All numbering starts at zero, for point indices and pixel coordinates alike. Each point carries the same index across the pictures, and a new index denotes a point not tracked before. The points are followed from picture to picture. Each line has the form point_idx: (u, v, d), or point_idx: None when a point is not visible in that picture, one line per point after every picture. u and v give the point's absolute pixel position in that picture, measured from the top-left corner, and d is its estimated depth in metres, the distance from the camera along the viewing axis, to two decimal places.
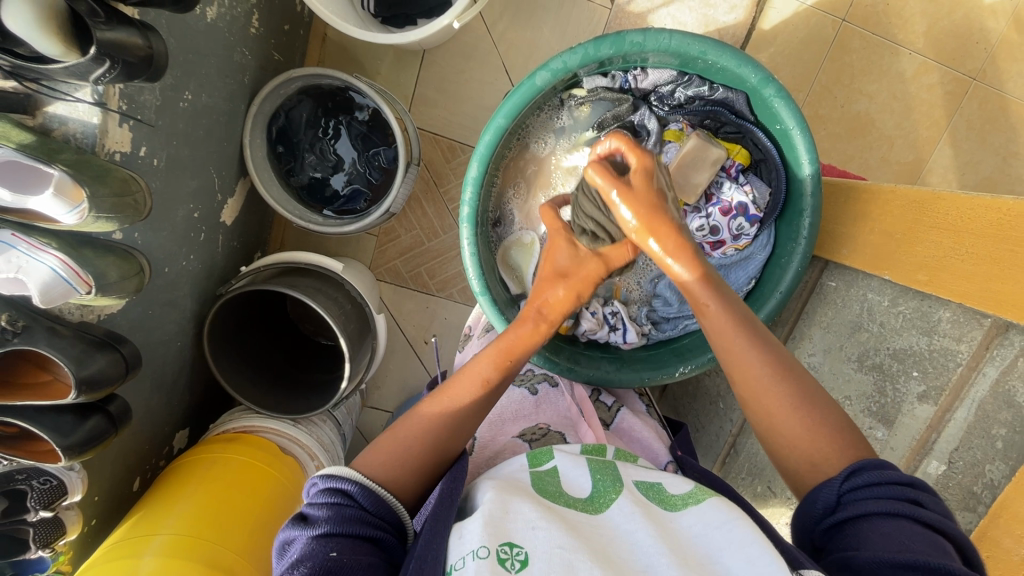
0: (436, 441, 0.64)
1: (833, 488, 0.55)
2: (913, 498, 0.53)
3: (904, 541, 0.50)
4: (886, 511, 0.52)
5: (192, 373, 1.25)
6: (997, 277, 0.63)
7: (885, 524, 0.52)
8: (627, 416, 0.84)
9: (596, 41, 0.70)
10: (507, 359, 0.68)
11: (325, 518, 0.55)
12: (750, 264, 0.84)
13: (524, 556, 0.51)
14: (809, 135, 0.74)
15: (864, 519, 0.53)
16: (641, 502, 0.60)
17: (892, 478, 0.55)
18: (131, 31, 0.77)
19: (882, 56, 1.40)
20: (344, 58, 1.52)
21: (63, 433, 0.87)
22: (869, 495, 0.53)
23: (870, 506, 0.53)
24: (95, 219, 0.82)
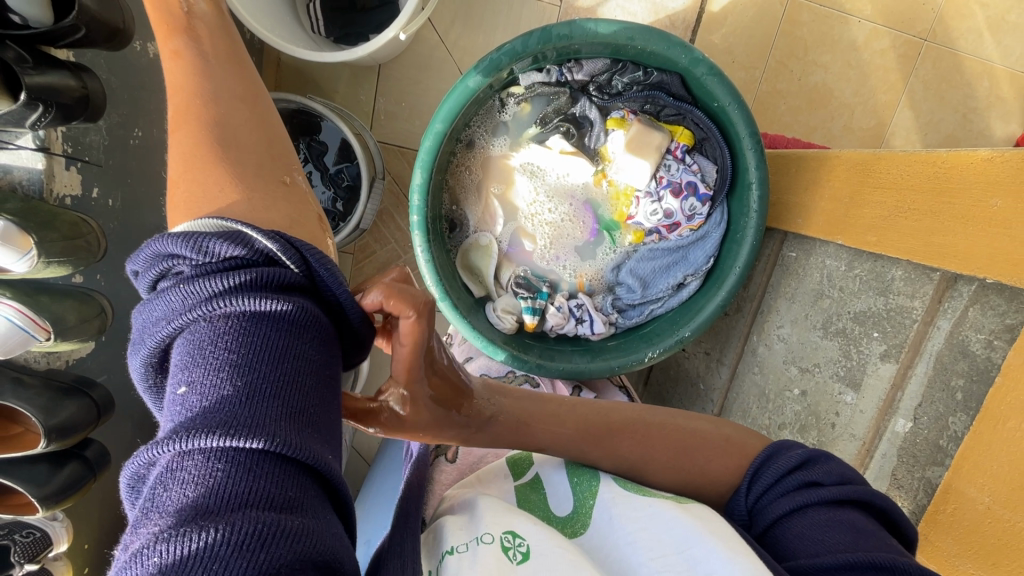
0: (219, 128, 0.53)
1: (742, 501, 0.57)
2: (806, 482, 0.54)
3: (817, 537, 0.49)
4: (788, 510, 0.52)
5: None
6: (937, 231, 0.63)
7: (796, 522, 0.52)
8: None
9: (522, 37, 0.70)
10: (220, 55, 0.59)
11: (204, 354, 0.37)
12: (707, 243, 0.84)
13: (526, 547, 0.50)
14: (745, 109, 0.74)
15: (779, 524, 0.53)
16: (617, 500, 0.57)
17: (780, 471, 0.56)
18: (65, 74, 0.77)
19: (833, 26, 1.41)
20: (301, 80, 1.53)
21: (39, 484, 0.86)
22: (774, 498, 0.55)
23: (777, 508, 0.53)
24: (46, 265, 0.82)
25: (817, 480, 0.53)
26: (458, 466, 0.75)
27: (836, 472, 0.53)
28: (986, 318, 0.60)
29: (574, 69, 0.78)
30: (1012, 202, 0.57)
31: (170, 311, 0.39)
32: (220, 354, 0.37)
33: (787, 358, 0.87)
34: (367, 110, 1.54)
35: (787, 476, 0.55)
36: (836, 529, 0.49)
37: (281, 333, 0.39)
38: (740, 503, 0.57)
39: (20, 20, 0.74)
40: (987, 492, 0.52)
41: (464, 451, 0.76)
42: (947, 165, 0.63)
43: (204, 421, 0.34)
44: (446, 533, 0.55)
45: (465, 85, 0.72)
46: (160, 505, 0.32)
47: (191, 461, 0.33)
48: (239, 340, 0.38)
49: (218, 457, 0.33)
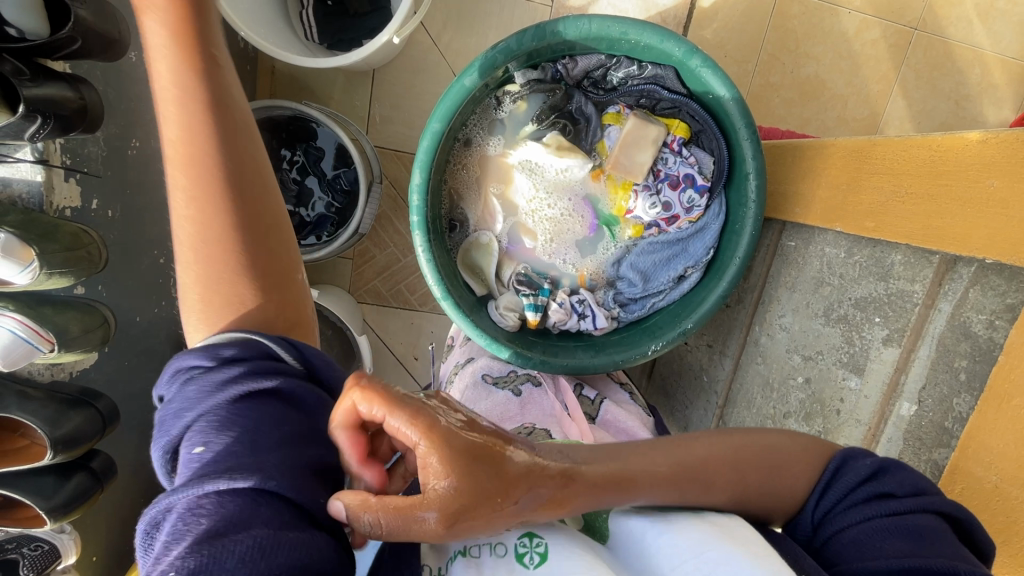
0: (243, 213, 0.51)
1: (806, 514, 0.49)
2: (879, 492, 0.47)
3: (880, 546, 0.44)
4: (857, 522, 0.46)
5: None
6: (935, 214, 0.64)
7: (858, 535, 0.45)
8: (611, 407, 0.85)
9: (517, 35, 0.71)
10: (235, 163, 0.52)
11: (211, 415, 0.41)
12: (706, 235, 0.85)
13: (543, 547, 0.49)
14: (741, 100, 0.74)
15: (842, 535, 0.47)
16: None
17: (851, 483, 0.48)
18: (62, 85, 0.77)
19: (824, 18, 1.42)
20: (295, 87, 1.53)
21: (46, 496, 0.86)
22: (844, 510, 0.47)
23: (839, 521, 0.47)
24: (48, 277, 0.82)
25: (890, 491, 0.46)
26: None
27: (911, 483, 0.47)
28: (987, 299, 0.60)
29: (569, 65, 0.79)
30: (1008, 181, 0.57)
31: (179, 394, 0.43)
32: (220, 411, 0.42)
33: (789, 346, 0.87)
34: (363, 115, 1.54)
35: (858, 487, 0.48)
36: (898, 539, 0.43)
37: (281, 400, 0.44)
38: (801, 515, 0.50)
39: (16, 32, 0.72)
40: (994, 470, 0.53)
41: None
42: (943, 148, 0.63)
43: (212, 469, 0.39)
44: (449, 534, 0.53)
45: (460, 84, 0.73)
46: (176, 541, 0.36)
47: (202, 505, 0.37)
48: (239, 401, 0.42)
49: (224, 499, 0.38)
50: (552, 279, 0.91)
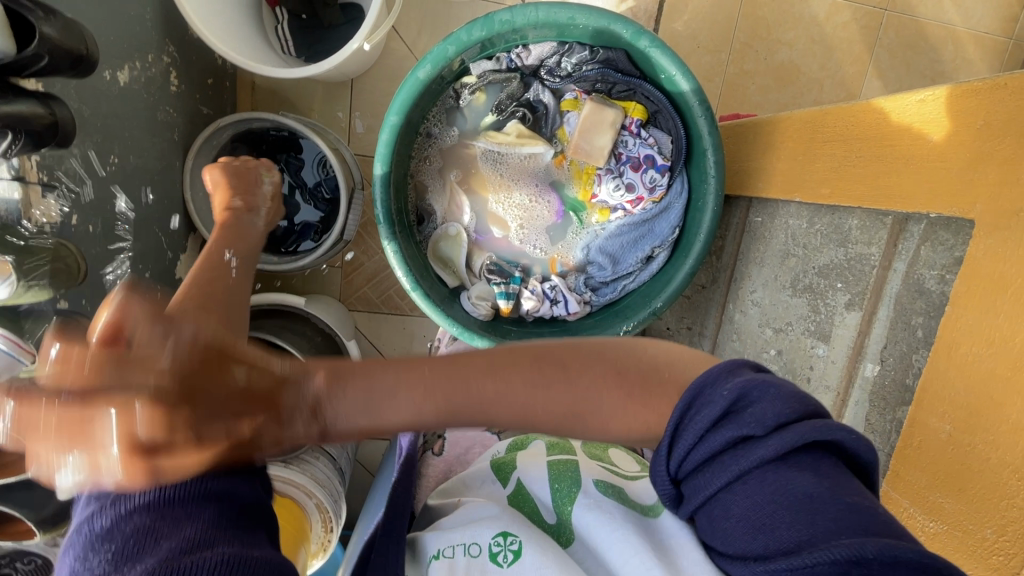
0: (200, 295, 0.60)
1: (665, 468, 0.44)
2: (738, 438, 0.41)
3: (768, 520, 0.39)
4: (724, 483, 0.42)
5: None
6: (883, 174, 0.65)
7: (736, 498, 0.41)
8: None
9: (466, 26, 0.72)
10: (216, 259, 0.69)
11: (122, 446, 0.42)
12: (670, 214, 0.86)
13: (517, 545, 0.52)
14: (691, 77, 0.76)
15: (714, 498, 0.42)
16: (601, 502, 0.57)
17: (705, 425, 0.42)
18: (33, 102, 0.79)
19: (793, 4, 1.44)
20: (275, 100, 1.56)
21: (35, 508, 0.87)
22: (706, 467, 0.42)
23: (711, 481, 0.42)
24: (27, 289, 0.83)
25: (750, 433, 0.41)
26: (445, 458, 0.77)
27: (771, 417, 0.41)
28: (937, 254, 0.60)
29: (523, 55, 0.81)
30: (944, 135, 0.58)
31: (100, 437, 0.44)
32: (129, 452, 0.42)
33: (761, 321, 0.88)
34: (343, 124, 1.58)
35: (713, 430, 0.42)
36: (784, 507, 0.39)
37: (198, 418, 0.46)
38: (662, 468, 0.45)
39: None
40: (947, 420, 0.53)
41: (450, 443, 0.79)
42: (886, 110, 0.64)
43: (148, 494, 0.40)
44: (425, 540, 0.57)
45: (415, 77, 0.75)
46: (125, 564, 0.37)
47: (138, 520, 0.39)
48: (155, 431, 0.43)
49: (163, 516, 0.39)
50: (512, 266, 0.92)
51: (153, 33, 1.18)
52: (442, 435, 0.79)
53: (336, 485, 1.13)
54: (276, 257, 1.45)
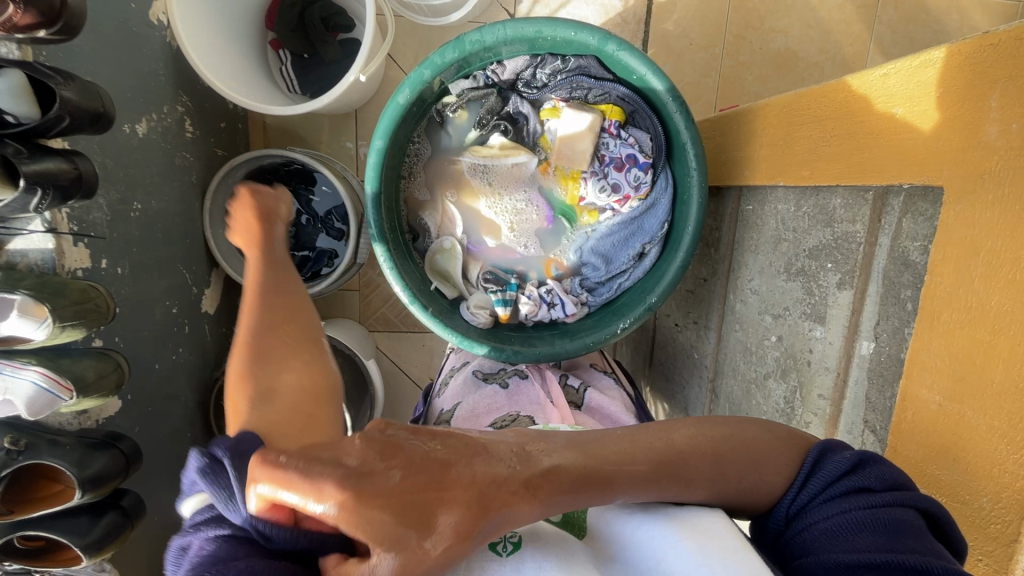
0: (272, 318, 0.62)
1: (789, 500, 0.50)
2: (852, 487, 0.47)
3: (850, 539, 0.45)
4: (827, 514, 0.47)
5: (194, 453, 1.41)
6: (856, 148, 0.65)
7: (829, 523, 0.47)
8: (596, 394, 0.86)
9: (439, 50, 0.76)
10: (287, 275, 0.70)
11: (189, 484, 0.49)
12: (658, 210, 0.87)
13: (517, 538, 0.49)
14: (662, 75, 0.78)
15: (811, 528, 0.48)
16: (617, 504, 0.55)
17: (830, 478, 0.49)
18: (59, 159, 0.86)
19: None
20: (287, 137, 1.69)
21: (80, 534, 0.96)
22: (830, 504, 0.48)
23: (824, 510, 0.48)
24: (62, 329, 0.89)
25: (868, 487, 0.47)
26: None
27: (888, 478, 0.47)
28: (919, 226, 0.60)
29: (498, 70, 0.83)
30: (906, 105, 0.58)
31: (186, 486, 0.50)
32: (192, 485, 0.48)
33: (761, 308, 0.88)
34: (351, 153, 1.70)
35: (836, 482, 0.49)
36: (868, 530, 0.44)
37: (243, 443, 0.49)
38: (776, 506, 0.51)
39: (13, 119, 0.83)
40: (937, 391, 0.52)
41: None
42: (855, 87, 0.65)
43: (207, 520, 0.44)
44: None
45: (395, 102, 0.79)
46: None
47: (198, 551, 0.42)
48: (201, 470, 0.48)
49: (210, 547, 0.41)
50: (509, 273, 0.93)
51: (167, 86, 1.28)
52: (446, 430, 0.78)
53: None
54: None
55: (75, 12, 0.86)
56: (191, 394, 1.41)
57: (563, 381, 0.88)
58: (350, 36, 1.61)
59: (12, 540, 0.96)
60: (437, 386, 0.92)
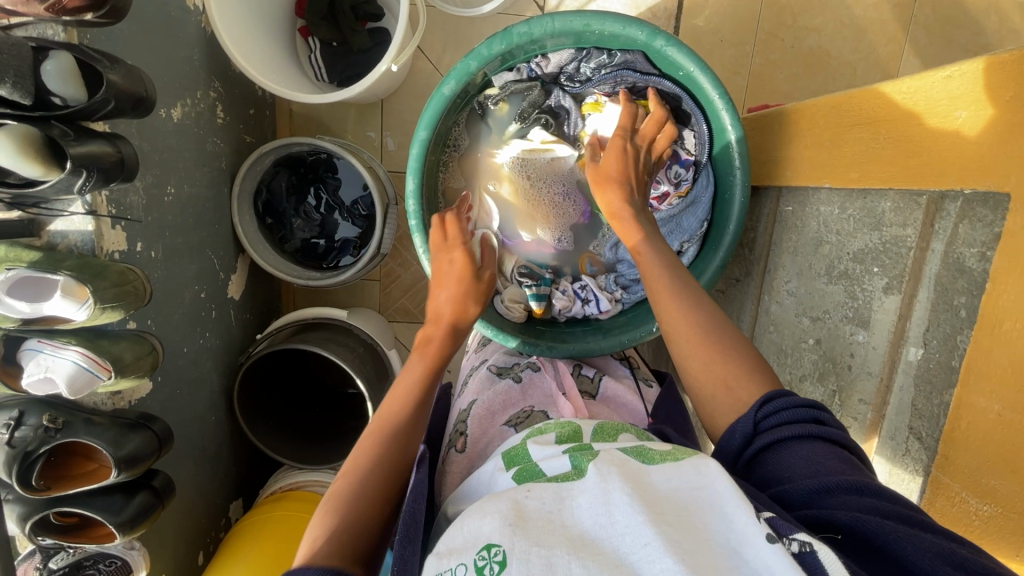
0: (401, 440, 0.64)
1: (749, 418, 0.61)
2: (814, 418, 0.60)
3: (820, 463, 0.56)
4: (797, 435, 0.59)
5: (217, 437, 1.42)
6: (913, 151, 0.64)
7: (802, 451, 0.58)
8: (610, 382, 0.86)
9: (486, 41, 0.76)
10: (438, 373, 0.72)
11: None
12: (698, 208, 0.87)
13: (502, 556, 0.48)
14: (711, 72, 0.77)
15: (780, 446, 0.59)
16: (617, 461, 0.56)
17: (794, 404, 0.61)
18: (102, 142, 0.87)
19: None
20: (314, 127, 1.71)
21: (114, 512, 0.98)
22: (781, 422, 0.60)
23: (782, 433, 0.59)
24: (102, 311, 0.91)
25: (822, 420, 0.61)
26: (468, 455, 0.73)
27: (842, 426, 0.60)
28: (976, 232, 0.59)
29: (543, 64, 0.83)
30: (973, 109, 0.57)
31: None
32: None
33: (798, 311, 0.87)
34: (376, 142, 1.72)
35: (801, 411, 0.60)
36: (836, 459, 0.56)
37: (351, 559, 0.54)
38: (745, 418, 0.62)
39: (60, 101, 0.85)
40: (996, 401, 0.53)
41: (472, 440, 0.74)
42: (914, 88, 0.64)
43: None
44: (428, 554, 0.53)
45: (440, 93, 0.79)
46: None
47: None
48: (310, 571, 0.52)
49: None
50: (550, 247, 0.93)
51: (201, 72, 1.29)
52: (464, 432, 0.75)
53: None
54: (318, 274, 1.56)
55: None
56: (216, 378, 1.43)
57: (578, 373, 0.87)
58: (378, 24, 1.61)
59: (48, 516, 0.98)
60: (457, 388, 0.90)
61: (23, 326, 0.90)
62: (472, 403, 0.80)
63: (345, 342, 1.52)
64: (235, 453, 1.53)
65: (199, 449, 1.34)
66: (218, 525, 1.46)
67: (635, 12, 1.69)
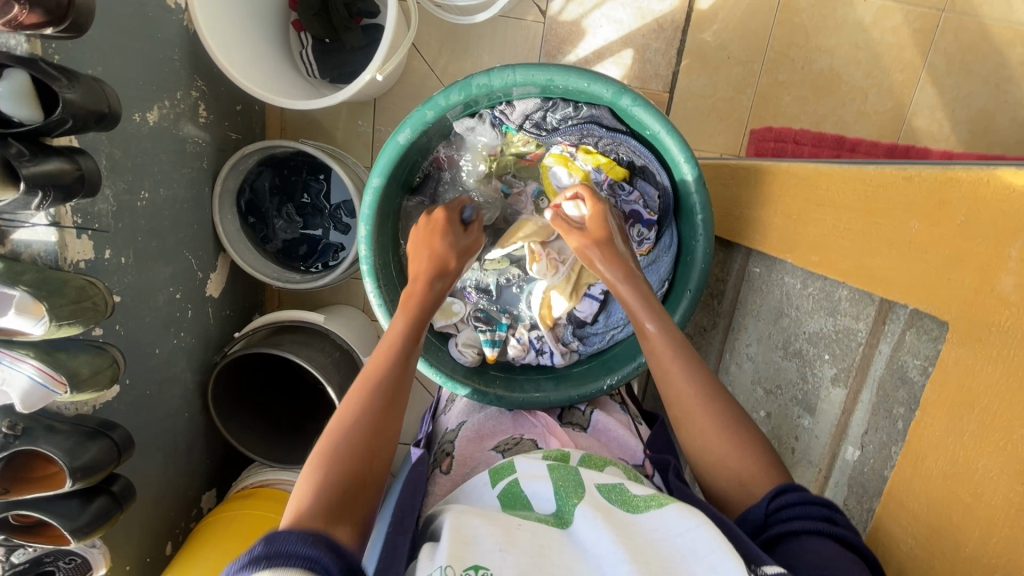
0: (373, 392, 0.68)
1: (761, 506, 0.64)
2: (828, 517, 0.61)
3: (829, 558, 0.56)
4: (806, 530, 0.59)
5: (190, 433, 1.45)
6: (870, 253, 0.61)
7: (813, 544, 0.58)
8: (602, 417, 0.94)
9: (443, 91, 0.73)
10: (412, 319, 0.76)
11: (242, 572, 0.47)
12: (660, 267, 0.85)
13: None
14: (677, 135, 0.75)
15: (792, 536, 0.60)
16: (602, 505, 0.66)
17: (808, 498, 0.62)
18: (61, 159, 0.86)
19: (836, 10, 1.61)
20: (303, 123, 1.69)
21: (71, 517, 1.00)
22: (789, 515, 0.61)
23: (793, 524, 0.60)
24: (59, 326, 0.91)
25: (834, 518, 0.60)
26: (452, 477, 0.79)
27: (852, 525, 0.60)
28: (922, 344, 0.57)
29: (507, 111, 0.82)
30: (927, 225, 0.55)
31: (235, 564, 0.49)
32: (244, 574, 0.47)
33: (754, 378, 0.85)
34: (366, 140, 1.69)
35: (815, 505, 0.62)
36: (846, 560, 0.55)
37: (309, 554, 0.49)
38: (754, 508, 0.65)
39: (19, 121, 0.84)
40: (910, 533, 0.56)
41: (458, 462, 0.81)
42: (880, 183, 0.61)
43: None
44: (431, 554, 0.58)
45: (395, 141, 0.76)
46: None
47: None
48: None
49: None
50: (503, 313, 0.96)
51: (182, 71, 1.26)
52: (450, 455, 0.82)
53: None
54: (297, 277, 1.55)
55: (83, 9, 0.84)
56: (191, 375, 1.44)
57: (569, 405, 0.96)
58: (373, 22, 1.57)
59: (8, 516, 1.01)
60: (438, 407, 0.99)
61: None
62: (460, 425, 0.88)
63: (321, 346, 1.52)
64: (209, 445, 1.55)
65: (169, 446, 1.37)
66: (189, 516, 1.49)
67: (640, 22, 1.62)
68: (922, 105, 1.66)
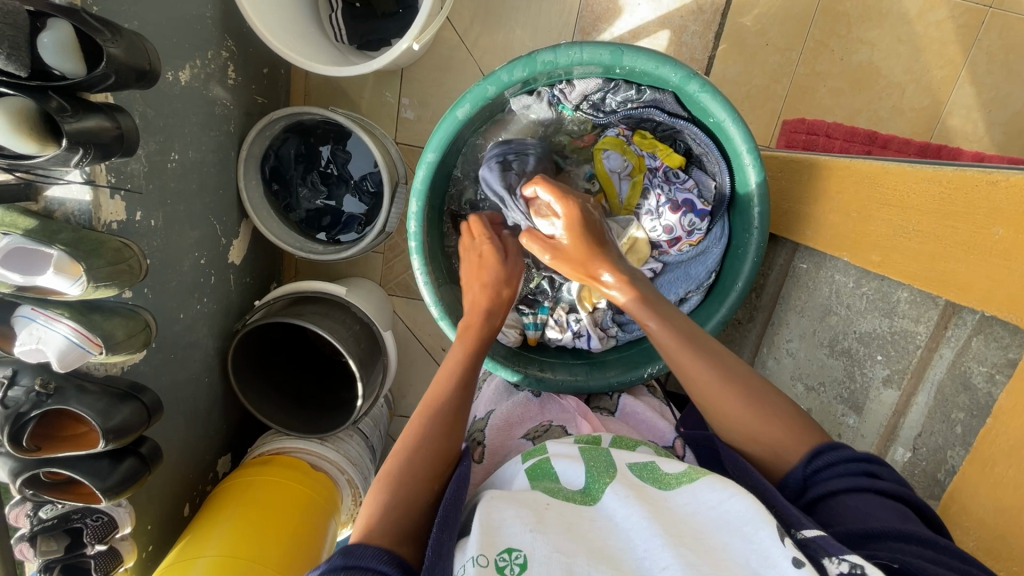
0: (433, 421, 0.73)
1: (799, 471, 0.67)
2: (868, 471, 0.63)
3: (869, 511, 0.60)
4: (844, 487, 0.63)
5: (209, 398, 1.46)
6: (942, 255, 0.62)
7: (849, 499, 0.62)
8: (629, 400, 0.95)
9: (507, 65, 0.71)
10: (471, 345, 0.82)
11: None
12: (708, 257, 0.86)
13: (523, 560, 0.54)
14: (743, 124, 0.74)
15: (830, 496, 0.63)
16: (634, 484, 0.67)
17: (841, 456, 0.65)
18: (100, 116, 0.83)
19: (882, 1, 1.57)
20: (328, 91, 1.65)
21: (101, 477, 1.01)
22: (828, 474, 0.65)
23: (830, 485, 0.64)
24: (95, 287, 0.91)
25: (874, 472, 0.63)
26: (486, 467, 0.81)
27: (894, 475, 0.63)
28: (990, 351, 0.59)
29: (566, 90, 0.81)
30: (1013, 231, 0.55)
31: None
32: None
33: (793, 374, 0.86)
34: (392, 111, 1.66)
35: (848, 459, 0.65)
36: (888, 511, 0.59)
37: None
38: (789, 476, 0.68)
39: (60, 74, 0.80)
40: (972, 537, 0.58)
41: (490, 452, 0.83)
42: (959, 186, 0.61)
43: None
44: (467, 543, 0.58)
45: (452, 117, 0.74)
46: None
47: None
48: None
49: None
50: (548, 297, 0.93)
51: (213, 30, 1.22)
52: (482, 444, 0.84)
53: (362, 459, 1.65)
54: (320, 247, 1.52)
55: None
56: (211, 341, 1.44)
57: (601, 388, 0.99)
58: None
59: (37, 474, 1.02)
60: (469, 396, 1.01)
61: (16, 292, 0.89)
62: (489, 414, 0.90)
63: (341, 318, 1.51)
64: (226, 412, 1.56)
65: (190, 411, 1.37)
66: (205, 479, 1.50)
67: (679, 3, 1.57)
68: (959, 103, 1.62)
